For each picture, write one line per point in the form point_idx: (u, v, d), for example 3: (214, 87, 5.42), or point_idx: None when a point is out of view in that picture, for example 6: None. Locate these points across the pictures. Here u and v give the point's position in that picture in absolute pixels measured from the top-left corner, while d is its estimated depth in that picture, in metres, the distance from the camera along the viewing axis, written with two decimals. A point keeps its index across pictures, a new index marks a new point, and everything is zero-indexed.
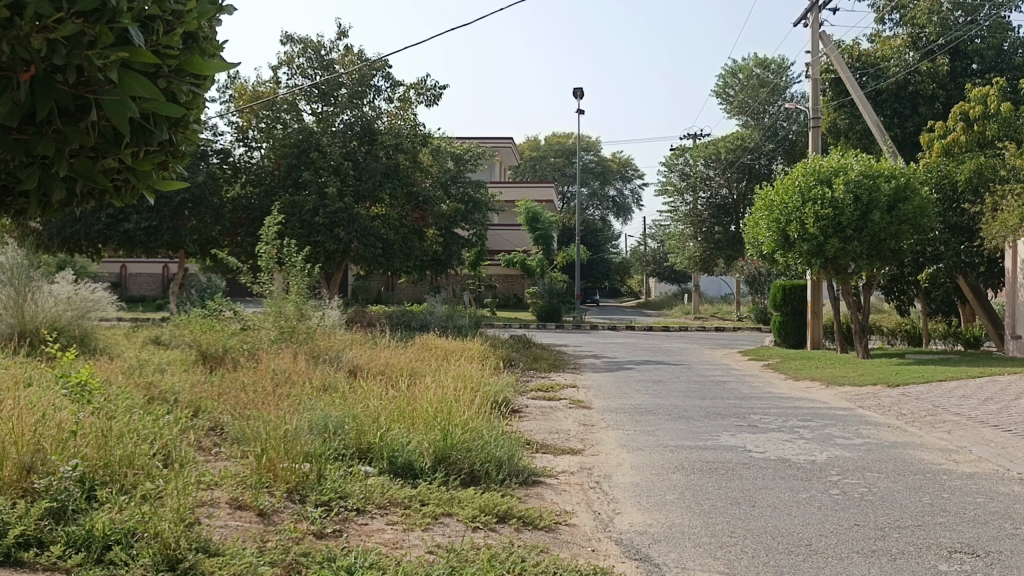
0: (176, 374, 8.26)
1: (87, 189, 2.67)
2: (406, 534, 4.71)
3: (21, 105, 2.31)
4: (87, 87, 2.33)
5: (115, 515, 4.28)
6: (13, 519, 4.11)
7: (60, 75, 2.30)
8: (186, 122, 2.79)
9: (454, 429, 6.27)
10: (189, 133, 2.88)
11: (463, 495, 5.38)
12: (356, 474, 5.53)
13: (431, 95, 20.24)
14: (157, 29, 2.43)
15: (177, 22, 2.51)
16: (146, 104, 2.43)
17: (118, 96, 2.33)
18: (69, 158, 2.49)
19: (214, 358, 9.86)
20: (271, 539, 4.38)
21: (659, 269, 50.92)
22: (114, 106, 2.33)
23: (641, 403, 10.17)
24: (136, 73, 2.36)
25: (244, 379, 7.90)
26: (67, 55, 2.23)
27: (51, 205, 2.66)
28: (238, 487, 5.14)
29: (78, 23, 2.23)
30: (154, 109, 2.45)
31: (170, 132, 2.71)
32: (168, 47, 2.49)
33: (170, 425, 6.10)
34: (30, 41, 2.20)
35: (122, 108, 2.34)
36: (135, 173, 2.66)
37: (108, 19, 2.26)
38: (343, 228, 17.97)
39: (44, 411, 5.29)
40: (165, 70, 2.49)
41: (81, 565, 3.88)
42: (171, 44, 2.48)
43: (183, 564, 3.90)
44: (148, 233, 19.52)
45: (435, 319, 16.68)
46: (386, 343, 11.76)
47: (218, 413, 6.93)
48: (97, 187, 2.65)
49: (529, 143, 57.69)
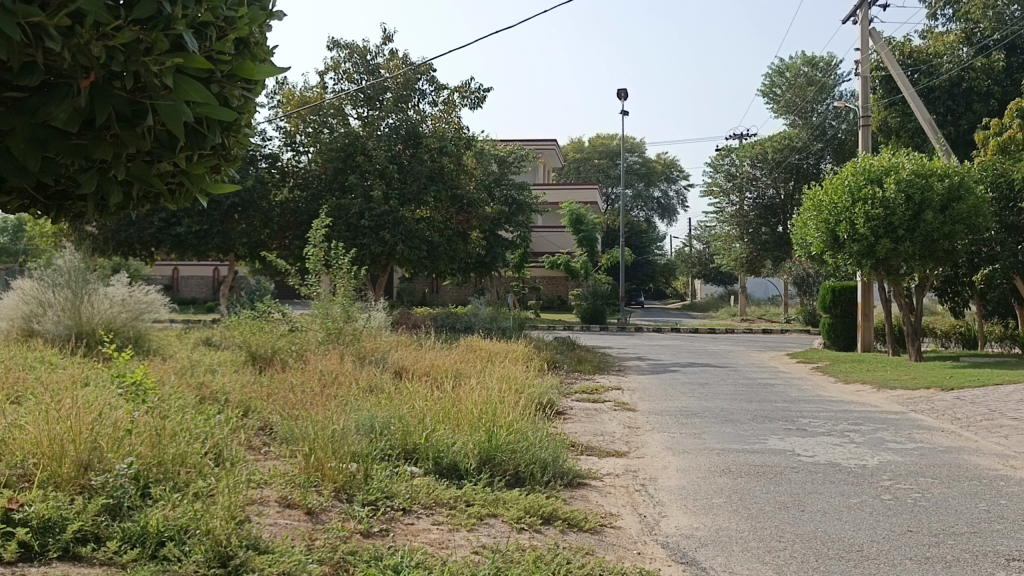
0: (226, 375, 8.43)
1: (142, 193, 2.74)
2: (451, 534, 4.73)
3: (79, 111, 2.36)
4: (143, 93, 2.39)
5: (168, 512, 4.39)
6: (71, 514, 4.25)
7: (117, 81, 2.36)
8: (238, 127, 2.84)
9: (499, 430, 6.30)
10: (241, 137, 2.94)
11: (508, 496, 5.40)
12: (402, 475, 5.59)
13: (475, 98, 20.34)
14: (210, 35, 2.48)
15: (229, 28, 2.56)
16: (199, 108, 2.48)
17: (172, 99, 2.40)
18: (126, 163, 2.54)
19: (263, 358, 10.06)
20: (319, 537, 4.44)
21: (704, 270, 50.52)
22: (168, 111, 2.40)
23: (687, 406, 10.07)
24: (189, 78, 2.41)
25: (292, 380, 8.04)
26: (124, 62, 2.30)
27: (107, 208, 2.73)
28: (286, 485, 5.24)
29: (134, 30, 2.28)
30: (206, 113, 2.50)
31: (223, 136, 2.79)
32: (221, 53, 2.55)
33: (221, 425, 6.23)
34: (89, 48, 2.24)
35: (176, 113, 2.40)
36: (188, 176, 2.74)
37: (163, 26, 2.32)
38: (388, 230, 18.12)
39: (101, 411, 5.43)
40: (218, 75, 2.56)
41: (136, 561, 3.98)
42: (223, 50, 2.54)
43: (233, 561, 3.98)
44: (198, 237, 19.94)
45: (479, 321, 16.78)
46: (430, 344, 11.86)
47: (267, 413, 7.04)
48: (152, 190, 2.72)
49: (573, 146, 57.69)
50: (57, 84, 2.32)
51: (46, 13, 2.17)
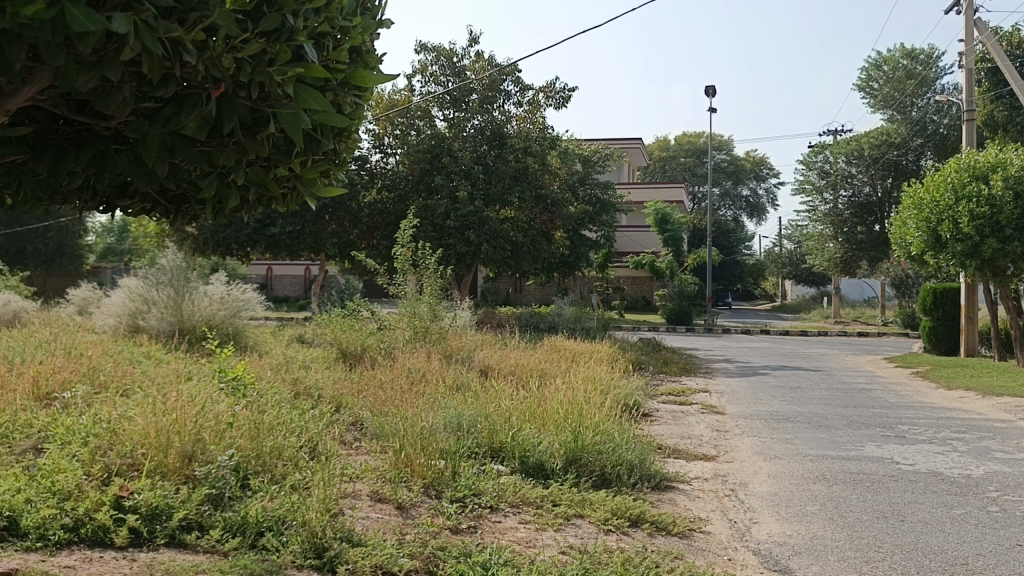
0: (319, 371, 8.66)
1: (257, 197, 2.89)
2: (539, 533, 4.74)
3: (207, 120, 2.43)
4: (266, 101, 2.47)
5: (266, 503, 4.55)
6: (177, 503, 4.46)
7: (243, 91, 2.43)
8: (349, 129, 2.89)
9: (585, 430, 6.29)
10: (349, 143, 3.01)
11: (595, 497, 5.38)
12: (489, 473, 5.64)
13: (560, 98, 20.33)
14: (328, 45, 2.55)
15: (344, 38, 2.63)
16: (316, 115, 2.55)
17: (294, 109, 2.45)
18: (245, 167, 2.66)
19: (354, 356, 10.30)
20: (409, 533, 4.52)
21: (794, 271, 49.19)
22: (289, 119, 2.46)
23: (778, 410, 9.83)
24: (309, 87, 2.48)
25: (382, 377, 8.21)
26: (251, 72, 2.36)
27: (225, 211, 2.88)
28: (377, 480, 5.36)
29: (260, 43, 2.35)
30: (322, 120, 2.56)
31: (335, 142, 2.87)
32: (337, 63, 2.61)
33: (315, 420, 6.42)
34: (222, 60, 2.31)
35: (296, 120, 2.46)
36: (301, 181, 2.86)
37: (286, 37, 2.38)
38: (474, 231, 18.29)
39: (204, 404, 5.66)
40: (334, 84, 2.62)
41: (236, 549, 4.13)
42: (339, 59, 2.60)
43: (328, 553, 4.09)
44: (291, 237, 20.57)
45: (564, 321, 16.77)
46: (516, 344, 11.91)
47: (357, 409, 7.21)
48: (267, 194, 2.86)
49: (658, 145, 57.04)
50: (187, 95, 2.39)
51: (185, 28, 2.21)
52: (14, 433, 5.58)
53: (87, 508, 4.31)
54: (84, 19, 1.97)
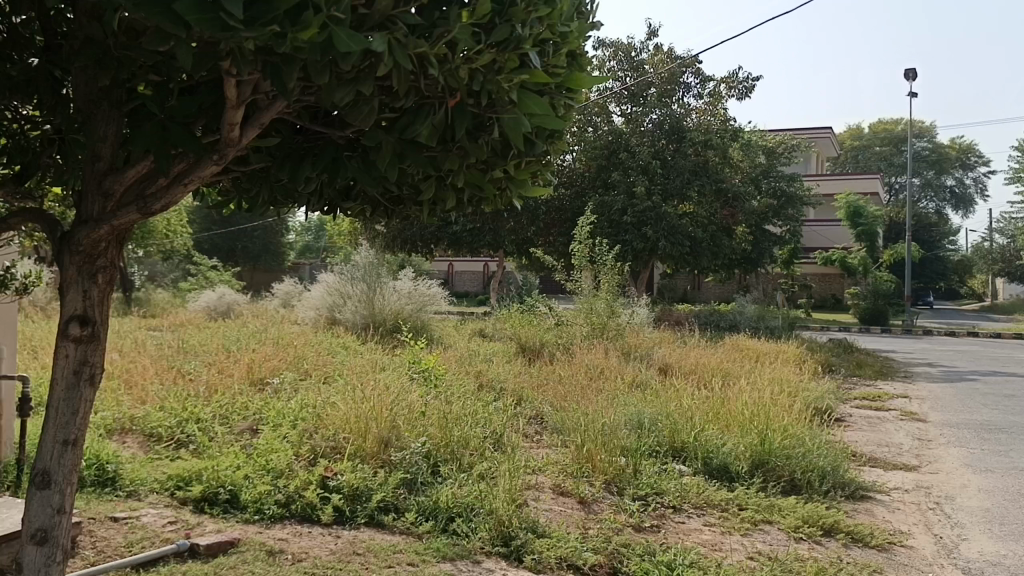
0: (501, 365, 8.91)
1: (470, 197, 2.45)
2: (725, 537, 4.64)
3: (437, 129, 2.02)
4: (488, 107, 2.02)
5: (456, 490, 4.74)
6: (375, 485, 4.75)
7: (470, 98, 1.99)
8: (563, 133, 2.44)
9: (772, 433, 6.06)
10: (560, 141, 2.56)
11: (784, 503, 5.18)
12: (671, 473, 5.57)
13: (742, 89, 19.67)
14: (549, 51, 2.10)
15: (563, 42, 2.16)
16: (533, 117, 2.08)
17: (515, 112, 1.99)
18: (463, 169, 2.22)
19: (533, 351, 10.49)
20: (592, 527, 4.56)
21: (1005, 267, 44.89)
22: (510, 122, 2.01)
23: (989, 420, 9.01)
24: (531, 90, 1.99)
25: (561, 372, 8.30)
26: (479, 82, 1.90)
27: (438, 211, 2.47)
28: (560, 474, 5.45)
29: (491, 52, 1.88)
30: (539, 122, 2.09)
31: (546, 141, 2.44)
32: (554, 67, 2.15)
33: (499, 412, 6.61)
34: (456, 70, 1.87)
35: (518, 125, 2.00)
36: (514, 183, 2.41)
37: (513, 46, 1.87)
38: (651, 227, 18.09)
39: (399, 393, 5.98)
40: (550, 88, 2.17)
41: (430, 532, 4.35)
42: (558, 64, 2.14)
43: (515, 542, 4.20)
44: (472, 234, 21.25)
45: (745, 319, 16.23)
46: (696, 342, 11.67)
47: (538, 403, 7.34)
48: (479, 194, 2.42)
49: (848, 133, 53.87)
50: (419, 108, 2.01)
51: (428, 43, 1.77)
52: (233, 414, 6.14)
53: (297, 486, 4.69)
54: (348, 41, 1.49)
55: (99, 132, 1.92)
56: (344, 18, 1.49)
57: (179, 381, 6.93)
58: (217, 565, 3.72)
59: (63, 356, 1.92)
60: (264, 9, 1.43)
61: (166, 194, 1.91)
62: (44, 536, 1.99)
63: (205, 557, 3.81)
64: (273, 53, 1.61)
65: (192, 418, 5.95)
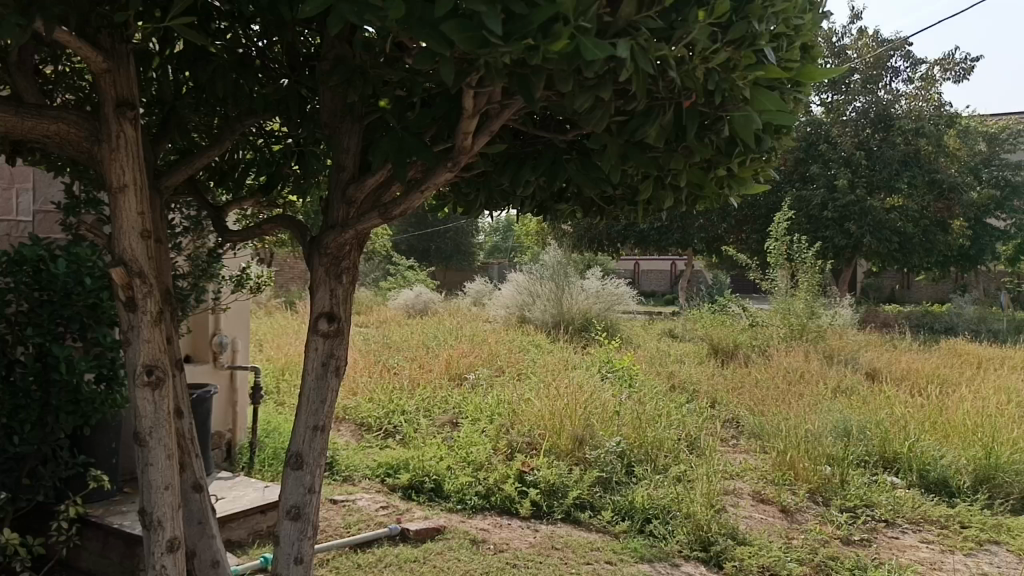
0: (693, 366, 8.75)
1: (688, 197, 2.22)
2: (945, 556, 4.30)
3: (663, 130, 1.79)
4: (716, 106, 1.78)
5: (653, 491, 4.71)
6: (571, 482, 4.81)
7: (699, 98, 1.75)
8: (790, 129, 2.16)
9: (1001, 447, 5.53)
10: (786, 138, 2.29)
11: (1014, 524, 4.72)
12: (882, 484, 5.22)
13: (959, 71, 18.09)
14: (784, 46, 1.82)
15: (797, 35, 1.89)
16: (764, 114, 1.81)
17: (747, 108, 1.74)
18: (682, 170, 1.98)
19: (726, 352, 10.20)
20: (797, 537, 4.38)
21: None
22: (739, 122, 1.75)
23: None
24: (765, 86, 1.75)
25: (759, 374, 8.02)
26: (713, 83, 1.66)
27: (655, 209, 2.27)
28: (760, 481, 5.27)
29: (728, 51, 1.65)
30: (770, 118, 1.80)
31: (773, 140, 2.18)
32: (789, 62, 1.85)
33: (694, 414, 6.49)
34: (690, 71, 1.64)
35: (749, 123, 1.74)
36: (734, 184, 2.16)
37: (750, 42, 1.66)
38: (854, 222, 17.05)
39: (593, 393, 6.01)
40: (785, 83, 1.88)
41: (626, 532, 4.36)
42: (792, 59, 1.85)
43: (714, 547, 4.11)
44: (661, 232, 20.99)
45: (963, 321, 14.91)
46: (906, 346, 10.86)
47: (734, 406, 7.13)
48: (700, 195, 2.20)
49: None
50: (647, 110, 1.78)
51: (669, 46, 1.60)
52: (434, 408, 6.44)
53: (496, 479, 4.84)
54: (595, 51, 1.38)
55: (343, 144, 1.99)
56: (591, 27, 1.40)
57: (386, 374, 7.37)
58: (426, 550, 3.92)
59: (312, 350, 1.99)
60: (519, 23, 1.39)
61: (405, 200, 1.86)
62: (297, 513, 2.03)
63: (415, 542, 4.04)
64: (522, 65, 1.53)
65: (398, 410, 6.31)
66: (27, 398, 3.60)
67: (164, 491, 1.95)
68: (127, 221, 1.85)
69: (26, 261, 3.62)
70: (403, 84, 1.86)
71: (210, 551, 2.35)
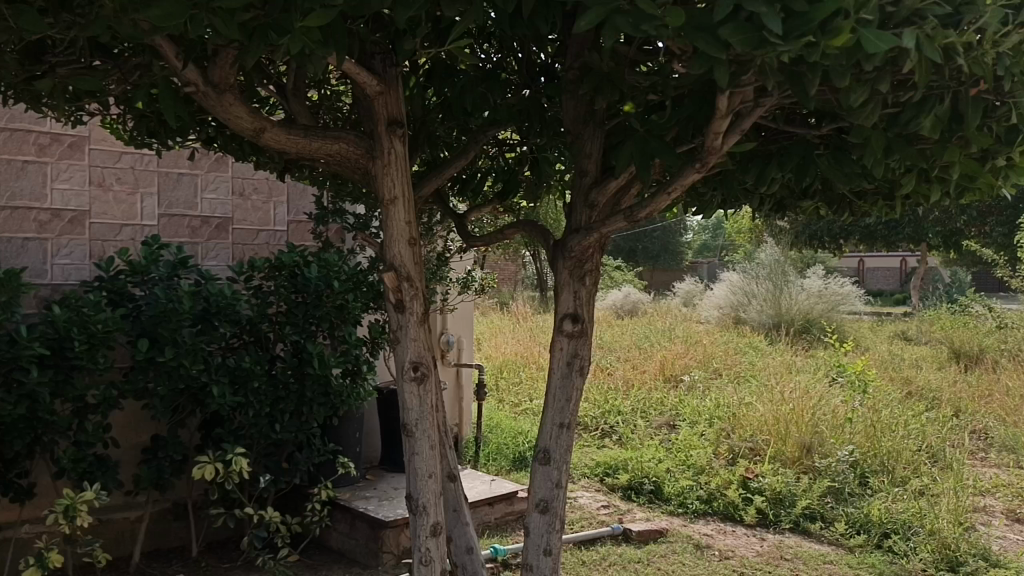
0: (933, 372, 8.05)
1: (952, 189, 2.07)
2: None
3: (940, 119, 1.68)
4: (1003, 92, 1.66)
5: (891, 505, 4.40)
6: (799, 491, 4.61)
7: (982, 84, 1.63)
8: None
9: None
10: None
11: None
12: None
13: None
14: None
15: None
16: None
17: None
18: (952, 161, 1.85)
19: (969, 357, 9.30)
20: None
21: None
22: None
23: None
24: None
25: (1011, 382, 7.24)
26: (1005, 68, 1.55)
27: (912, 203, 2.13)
28: (1016, 499, 4.78)
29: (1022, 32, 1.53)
30: None
31: None
32: None
33: (935, 424, 5.98)
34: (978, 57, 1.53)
35: None
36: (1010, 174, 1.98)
37: None
38: None
39: (820, 397, 5.70)
40: None
41: (862, 547, 4.12)
42: None
43: (964, 568, 3.78)
44: (888, 228, 19.52)
45: None
46: None
47: (982, 416, 6.49)
48: (966, 187, 2.04)
49: None
50: (922, 101, 1.67)
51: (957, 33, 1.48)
52: (651, 409, 6.41)
53: (718, 484, 4.74)
54: (878, 42, 1.30)
55: (585, 150, 2.05)
56: (872, 20, 1.33)
57: (600, 375, 7.43)
58: (648, 552, 3.92)
59: (558, 349, 2.06)
60: (801, 20, 1.32)
61: (652, 201, 1.87)
62: (546, 506, 2.10)
63: (637, 543, 4.04)
64: (799, 63, 1.51)
65: (614, 410, 6.34)
66: (287, 389, 3.97)
67: (427, 479, 2.03)
68: (396, 229, 2.00)
69: (285, 267, 4.07)
70: (654, 89, 1.88)
71: (466, 537, 2.33)
